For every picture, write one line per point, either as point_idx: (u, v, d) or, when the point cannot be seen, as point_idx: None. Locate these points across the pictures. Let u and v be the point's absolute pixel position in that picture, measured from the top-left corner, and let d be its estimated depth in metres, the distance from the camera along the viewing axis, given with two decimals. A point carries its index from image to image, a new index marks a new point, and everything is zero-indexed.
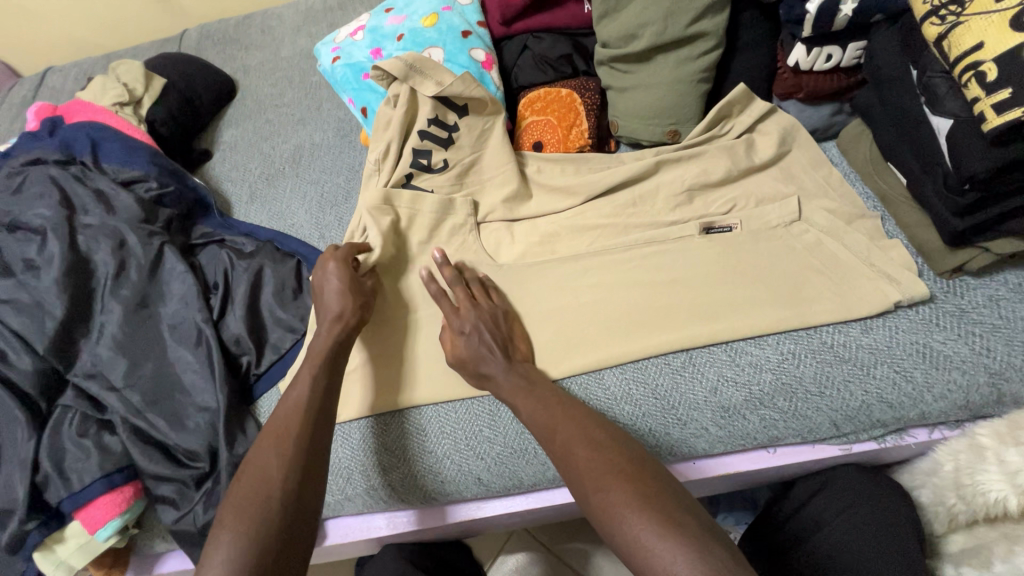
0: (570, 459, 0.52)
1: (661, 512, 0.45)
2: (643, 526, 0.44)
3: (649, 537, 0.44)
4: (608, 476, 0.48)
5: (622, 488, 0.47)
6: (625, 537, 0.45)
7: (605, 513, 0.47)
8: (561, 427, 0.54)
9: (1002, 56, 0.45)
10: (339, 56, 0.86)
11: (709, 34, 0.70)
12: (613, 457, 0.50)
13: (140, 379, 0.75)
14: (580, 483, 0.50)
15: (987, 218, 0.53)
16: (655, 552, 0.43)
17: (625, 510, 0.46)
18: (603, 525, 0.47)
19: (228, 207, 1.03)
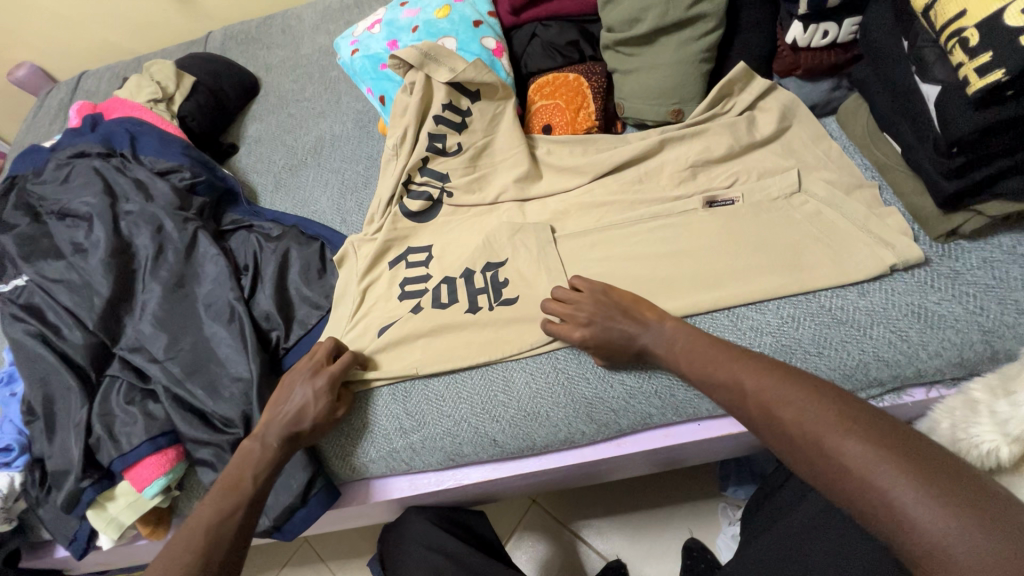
0: (779, 417, 0.50)
1: (912, 465, 0.43)
2: (892, 479, 0.42)
3: (894, 489, 0.42)
4: (832, 429, 0.46)
5: (858, 440, 0.45)
6: (872, 493, 0.43)
7: (837, 470, 0.45)
8: (749, 386, 0.54)
9: (983, 22, 0.48)
10: (358, 49, 0.91)
11: (709, 15, 0.73)
12: (830, 408, 0.48)
13: (179, 352, 0.80)
14: (798, 440, 0.48)
15: (975, 180, 0.56)
16: (908, 504, 0.41)
17: (864, 464, 0.44)
18: (838, 490, 0.45)
19: (255, 196, 1.09)
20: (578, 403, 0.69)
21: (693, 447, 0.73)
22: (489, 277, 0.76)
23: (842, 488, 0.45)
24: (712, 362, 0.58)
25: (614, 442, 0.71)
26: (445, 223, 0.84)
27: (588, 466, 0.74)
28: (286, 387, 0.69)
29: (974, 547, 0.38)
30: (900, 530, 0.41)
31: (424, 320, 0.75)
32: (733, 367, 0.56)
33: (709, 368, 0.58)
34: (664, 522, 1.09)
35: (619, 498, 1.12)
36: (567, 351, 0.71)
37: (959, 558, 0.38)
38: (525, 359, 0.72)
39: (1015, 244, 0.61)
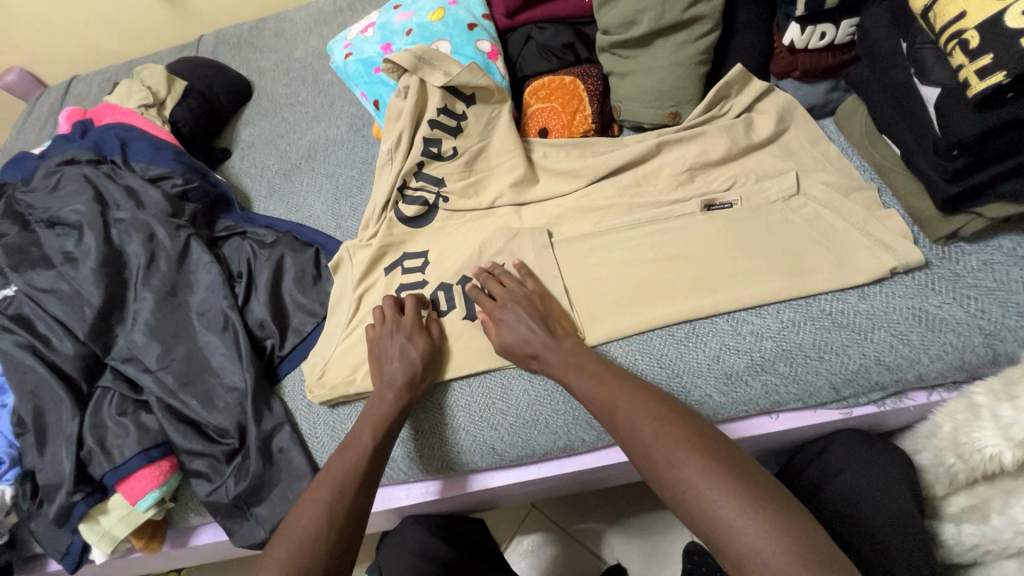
0: (636, 438, 0.53)
1: (734, 494, 0.45)
2: (725, 510, 0.45)
3: (730, 521, 0.44)
4: (685, 456, 0.49)
5: (701, 471, 0.47)
6: (707, 519, 0.45)
7: (685, 495, 0.47)
8: (617, 409, 0.56)
9: (983, 24, 0.47)
10: (351, 52, 0.90)
11: (706, 17, 0.72)
12: (670, 438, 0.51)
13: (172, 361, 0.79)
14: (649, 462, 0.51)
15: (976, 182, 0.55)
16: (740, 532, 0.43)
17: (699, 493, 0.46)
18: (674, 496, 0.48)
19: (248, 202, 1.08)
20: (577, 410, 0.68)
21: None
22: (487, 284, 0.75)
23: (677, 497, 0.48)
24: (596, 389, 0.59)
25: (615, 449, 0.71)
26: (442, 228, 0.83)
27: (589, 473, 0.74)
28: (380, 347, 0.71)
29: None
30: (736, 558, 0.43)
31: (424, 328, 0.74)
32: (624, 393, 0.57)
33: (601, 392, 0.59)
34: (664, 526, 1.09)
35: (619, 503, 1.12)
36: None
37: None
38: (523, 366, 0.71)
39: (1016, 245, 0.60)
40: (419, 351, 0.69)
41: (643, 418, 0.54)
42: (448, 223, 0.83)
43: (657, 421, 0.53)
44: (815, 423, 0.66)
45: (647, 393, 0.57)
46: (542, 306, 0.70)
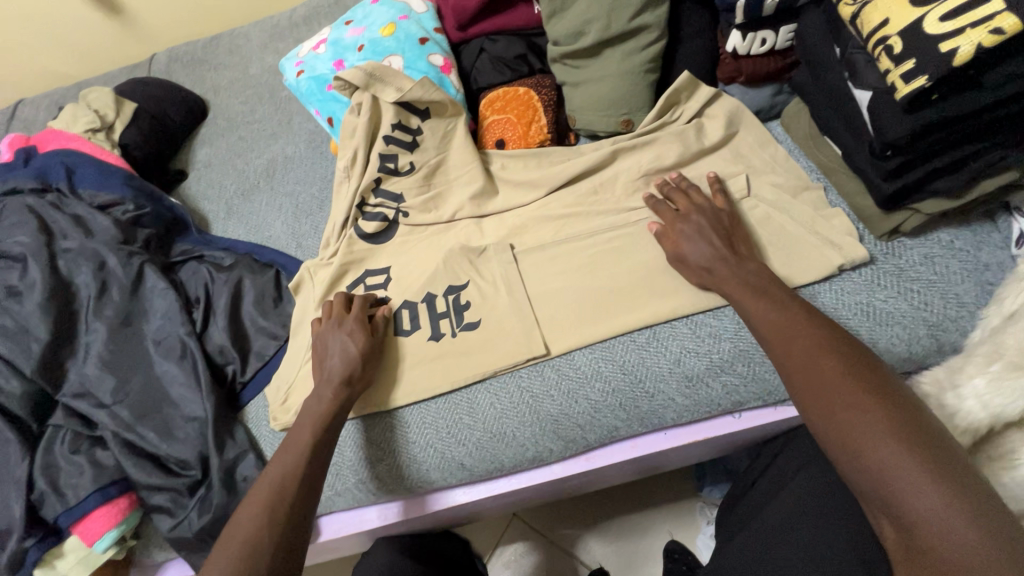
0: (810, 374, 0.50)
1: (913, 450, 0.43)
2: (898, 464, 0.43)
3: (905, 475, 0.42)
4: (863, 401, 0.46)
5: (877, 420, 0.45)
6: (875, 467, 0.43)
7: (852, 439, 0.45)
8: (795, 342, 0.52)
9: (905, 30, 0.49)
10: (303, 70, 0.89)
11: (651, 26, 0.74)
12: (855, 382, 0.48)
13: (128, 394, 0.77)
14: (822, 400, 0.48)
15: (911, 180, 0.57)
16: (914, 493, 0.41)
17: (874, 442, 0.44)
18: (845, 446, 0.46)
19: (206, 224, 1.06)
20: (544, 420, 0.68)
21: (661, 457, 0.73)
22: (450, 300, 0.75)
23: (850, 446, 0.45)
24: (787, 316, 0.55)
25: (583, 457, 0.71)
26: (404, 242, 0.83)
27: (560, 482, 0.74)
28: (321, 341, 0.71)
29: (970, 551, 0.38)
30: (897, 510, 0.42)
31: (390, 348, 0.74)
32: (811, 326, 0.53)
33: (787, 320, 0.55)
34: (642, 527, 1.10)
35: (598, 506, 1.12)
36: (530, 369, 0.70)
37: (951, 553, 0.39)
38: (489, 379, 0.71)
39: (953, 238, 0.63)
40: (359, 347, 0.69)
41: (827, 357, 0.50)
42: (409, 237, 0.83)
43: (845, 362, 0.50)
44: (774, 420, 0.68)
45: (847, 336, 0.53)
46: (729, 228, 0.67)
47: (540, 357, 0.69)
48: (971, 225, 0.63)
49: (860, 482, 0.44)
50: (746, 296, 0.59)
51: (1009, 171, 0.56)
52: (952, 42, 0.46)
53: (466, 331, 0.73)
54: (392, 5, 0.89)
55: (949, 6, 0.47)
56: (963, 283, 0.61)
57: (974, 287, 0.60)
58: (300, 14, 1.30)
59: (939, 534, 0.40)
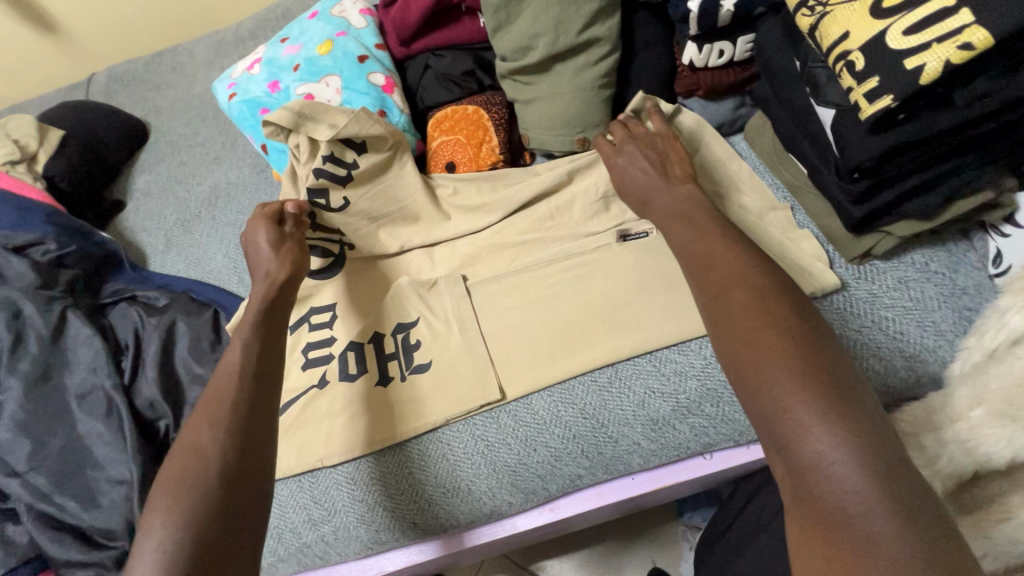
0: (720, 301, 0.42)
1: (812, 391, 0.36)
2: (796, 406, 0.36)
3: (804, 417, 0.36)
4: (769, 335, 0.39)
5: (778, 355, 0.38)
6: (771, 407, 0.37)
7: (750, 373, 0.39)
8: (715, 267, 0.44)
9: (866, 45, 0.45)
10: (236, 92, 0.83)
11: (602, 39, 0.68)
12: (763, 313, 0.40)
13: (46, 458, 0.70)
14: (727, 332, 0.41)
15: (881, 203, 0.53)
16: (809, 440, 0.35)
17: (773, 377, 0.38)
18: (747, 384, 0.39)
19: (144, 259, 0.99)
20: (500, 472, 0.63)
21: (630, 502, 0.68)
22: (398, 340, 0.69)
23: (753, 384, 0.38)
24: (713, 242, 0.46)
25: (546, 507, 0.66)
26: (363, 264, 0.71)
27: (524, 533, 0.68)
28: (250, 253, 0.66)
29: (855, 504, 0.33)
30: (788, 452, 0.36)
31: (334, 398, 0.68)
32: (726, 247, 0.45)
33: (707, 245, 0.46)
34: (632, 543, 1.05)
35: (578, 537, 1.06)
36: (484, 415, 0.64)
37: (836, 502, 0.33)
38: (441, 428, 0.65)
39: (928, 260, 0.59)
40: (270, 238, 0.63)
41: (738, 289, 0.42)
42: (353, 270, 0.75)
43: (757, 290, 0.42)
44: (748, 460, 0.63)
45: (761, 261, 0.44)
46: (664, 152, 0.61)
47: (495, 402, 0.64)
48: (946, 245, 0.59)
49: (757, 421, 0.38)
50: (672, 225, 0.51)
51: (983, 191, 0.51)
52: (918, 58, 0.41)
53: (416, 376, 0.67)
54: (330, 21, 0.83)
55: (914, 17, 0.42)
56: (941, 309, 0.57)
57: (952, 312, 0.56)
58: (245, 27, 1.19)
59: (828, 483, 0.34)
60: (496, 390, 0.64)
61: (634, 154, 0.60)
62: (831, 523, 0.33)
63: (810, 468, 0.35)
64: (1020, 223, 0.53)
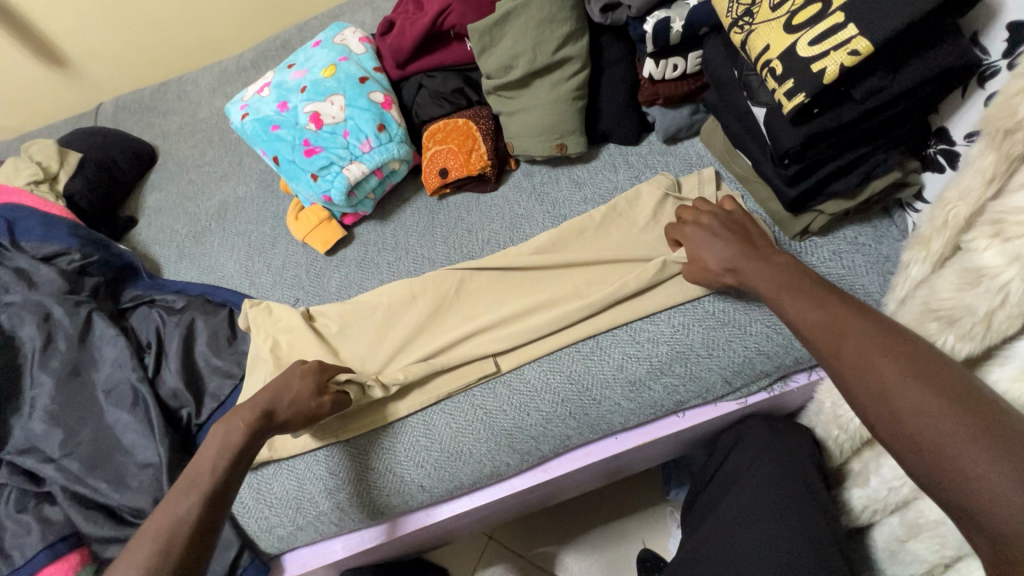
0: (867, 378, 0.43)
1: (1010, 460, 0.34)
2: (993, 479, 0.34)
3: (1006, 491, 0.34)
4: (938, 404, 0.38)
5: (946, 426, 0.38)
6: (963, 485, 0.36)
7: (933, 451, 0.38)
8: (846, 347, 0.46)
9: (782, 54, 0.55)
10: (248, 113, 0.92)
11: (573, 58, 0.79)
12: (920, 383, 0.40)
13: (78, 446, 0.76)
14: (884, 407, 0.41)
15: (810, 185, 0.63)
16: (1017, 510, 0.33)
17: (959, 449, 0.36)
18: (929, 459, 0.38)
19: (158, 269, 1.06)
20: (499, 434, 0.70)
21: (615, 462, 0.76)
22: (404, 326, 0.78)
23: (928, 456, 0.38)
24: (823, 311, 0.50)
25: (540, 468, 0.73)
26: (438, 293, 0.79)
27: (520, 495, 0.75)
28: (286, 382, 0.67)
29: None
30: (1004, 541, 0.33)
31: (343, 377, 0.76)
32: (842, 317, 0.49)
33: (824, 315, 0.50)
34: (617, 534, 1.09)
35: (573, 520, 1.12)
36: (482, 387, 0.73)
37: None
38: (444, 400, 0.73)
39: (858, 235, 0.69)
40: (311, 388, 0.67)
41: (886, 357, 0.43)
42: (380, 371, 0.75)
43: (905, 362, 0.42)
44: (716, 416, 0.72)
45: (885, 328, 0.45)
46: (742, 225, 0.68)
47: (491, 374, 0.72)
48: (871, 222, 0.69)
49: (952, 503, 0.37)
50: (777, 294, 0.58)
51: (892, 172, 0.62)
52: (821, 63, 0.52)
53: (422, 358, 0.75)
54: (333, 48, 0.93)
55: (817, 30, 0.53)
56: (868, 275, 0.67)
57: (877, 277, 0.67)
58: (247, 57, 1.29)
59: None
60: (491, 362, 0.73)
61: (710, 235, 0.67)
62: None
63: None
64: (925, 200, 0.64)
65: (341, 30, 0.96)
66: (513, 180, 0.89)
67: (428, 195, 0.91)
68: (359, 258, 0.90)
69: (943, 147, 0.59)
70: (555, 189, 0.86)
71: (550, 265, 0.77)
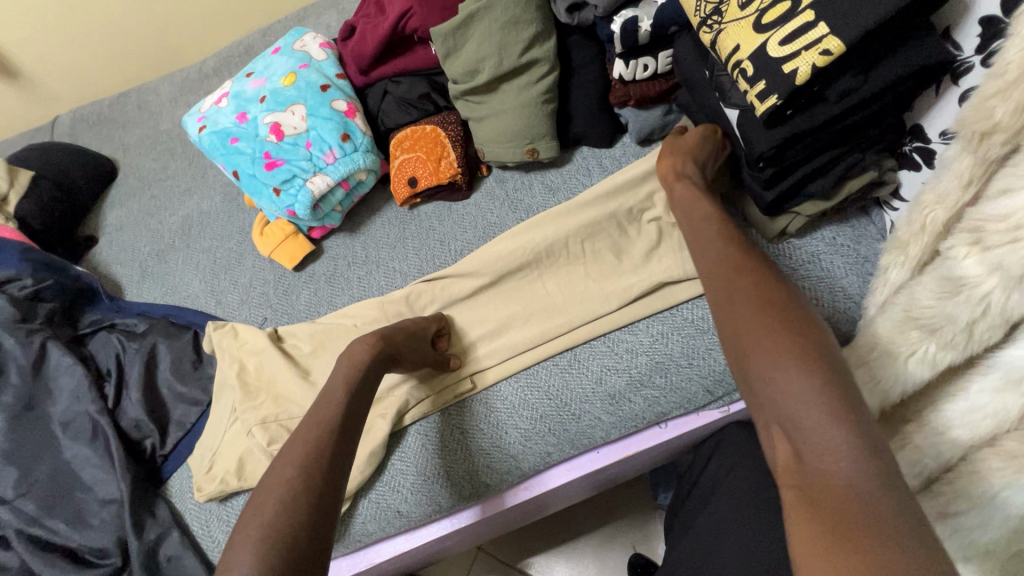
0: (739, 306, 0.47)
1: (818, 386, 0.39)
2: (797, 388, 0.39)
3: (807, 405, 0.38)
4: (775, 329, 0.43)
5: (781, 350, 0.42)
6: (777, 399, 0.40)
7: (764, 366, 0.42)
8: (739, 275, 0.49)
9: (752, 54, 0.53)
10: (206, 124, 0.88)
11: (542, 60, 0.76)
12: (777, 318, 0.44)
13: (33, 485, 0.72)
14: (743, 331, 0.45)
15: (786, 188, 0.62)
16: (808, 420, 0.38)
17: (781, 365, 0.41)
18: (756, 372, 0.42)
19: (120, 290, 1.01)
20: (475, 451, 0.68)
21: (599, 476, 0.74)
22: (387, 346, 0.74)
23: (756, 369, 0.42)
24: (733, 245, 0.53)
25: (522, 486, 0.71)
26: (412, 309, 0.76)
27: (502, 514, 0.73)
28: None
29: (860, 486, 0.34)
30: (799, 442, 0.38)
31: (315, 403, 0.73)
32: (738, 255, 0.51)
33: (727, 248, 0.53)
34: (607, 540, 1.08)
35: (562, 526, 1.10)
36: (459, 405, 0.71)
37: (838, 482, 0.35)
38: (420, 419, 0.71)
39: (836, 235, 0.68)
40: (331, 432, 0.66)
41: (757, 287, 0.47)
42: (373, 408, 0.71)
43: (770, 294, 0.46)
44: (699, 426, 0.70)
45: (771, 270, 0.49)
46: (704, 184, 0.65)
47: (468, 392, 0.71)
48: (848, 221, 0.68)
49: (765, 406, 0.41)
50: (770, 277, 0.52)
51: (868, 172, 0.61)
52: (791, 63, 0.50)
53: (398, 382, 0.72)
54: (293, 55, 0.89)
55: (787, 30, 0.51)
56: (848, 276, 0.65)
57: (857, 278, 0.65)
58: (209, 65, 1.24)
59: (832, 471, 0.36)
60: (469, 380, 0.71)
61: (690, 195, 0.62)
62: (835, 501, 0.34)
63: (814, 447, 0.37)
64: (903, 197, 0.62)
65: (301, 36, 0.93)
66: (485, 187, 0.86)
67: (398, 205, 0.88)
68: (329, 273, 0.87)
69: (918, 145, 0.58)
70: (528, 196, 0.83)
71: (526, 277, 0.75)
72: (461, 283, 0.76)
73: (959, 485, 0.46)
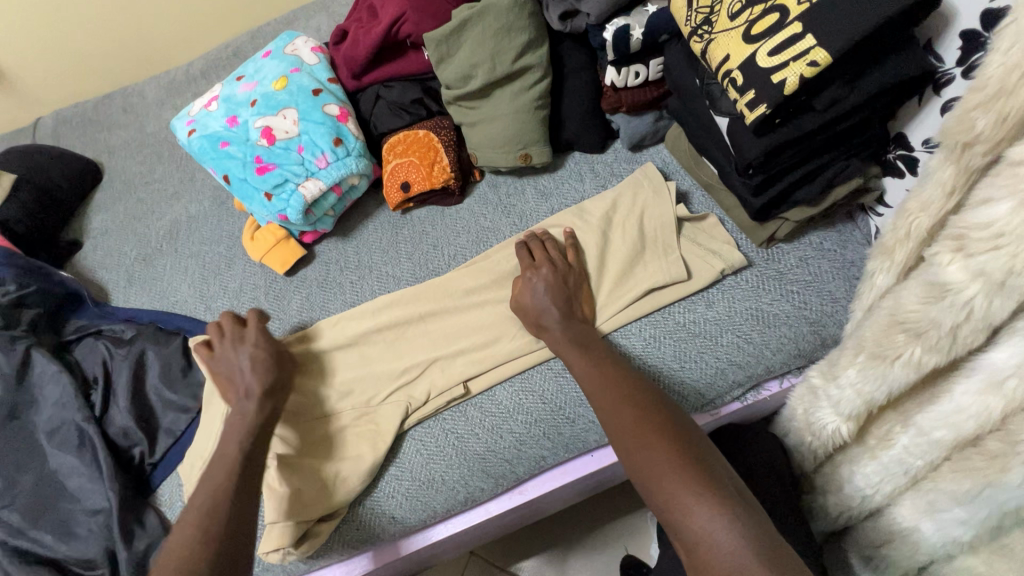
0: (615, 424, 0.54)
1: (694, 478, 0.46)
2: (677, 487, 0.46)
3: (689, 501, 0.45)
4: (654, 438, 0.51)
5: (665, 452, 0.49)
6: (665, 498, 0.47)
7: (648, 473, 0.49)
8: (602, 405, 0.56)
9: (742, 64, 0.54)
10: (195, 129, 0.88)
11: (534, 66, 0.77)
12: (650, 426, 0.52)
13: (17, 496, 0.70)
14: (625, 443, 0.52)
15: (774, 194, 0.63)
16: (692, 516, 0.44)
17: (661, 471, 0.48)
18: (643, 478, 0.49)
19: (106, 296, 1.00)
20: (471, 459, 0.68)
21: (593, 478, 0.75)
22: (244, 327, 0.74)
23: (642, 472, 0.49)
24: (604, 363, 0.61)
25: (515, 491, 0.71)
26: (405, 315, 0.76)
27: (497, 518, 0.73)
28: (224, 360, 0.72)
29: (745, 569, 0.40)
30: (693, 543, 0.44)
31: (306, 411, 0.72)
32: (610, 370, 0.60)
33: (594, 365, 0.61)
34: (598, 543, 1.08)
35: (553, 530, 1.11)
36: (453, 411, 0.71)
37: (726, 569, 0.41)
38: (415, 426, 0.71)
39: (822, 240, 0.69)
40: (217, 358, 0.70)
41: (627, 405, 0.55)
42: (369, 411, 0.72)
43: (640, 407, 0.54)
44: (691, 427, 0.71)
45: (637, 382, 0.58)
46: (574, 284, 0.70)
47: (460, 398, 0.71)
48: (835, 226, 0.70)
49: (656, 506, 0.47)
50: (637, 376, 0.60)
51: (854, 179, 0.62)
52: (781, 73, 0.51)
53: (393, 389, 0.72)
54: (283, 59, 0.89)
55: (775, 41, 0.52)
56: (834, 281, 0.67)
57: (844, 282, 0.67)
58: (197, 67, 1.22)
59: (717, 552, 0.42)
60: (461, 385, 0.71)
61: (545, 283, 0.69)
62: None
63: (701, 539, 0.43)
64: (887, 204, 0.64)
65: (292, 39, 0.92)
66: (478, 191, 0.87)
67: (391, 210, 0.88)
68: (321, 278, 0.86)
69: (901, 153, 0.60)
70: (522, 201, 0.84)
71: None
72: (450, 290, 0.77)
73: (942, 481, 0.48)
